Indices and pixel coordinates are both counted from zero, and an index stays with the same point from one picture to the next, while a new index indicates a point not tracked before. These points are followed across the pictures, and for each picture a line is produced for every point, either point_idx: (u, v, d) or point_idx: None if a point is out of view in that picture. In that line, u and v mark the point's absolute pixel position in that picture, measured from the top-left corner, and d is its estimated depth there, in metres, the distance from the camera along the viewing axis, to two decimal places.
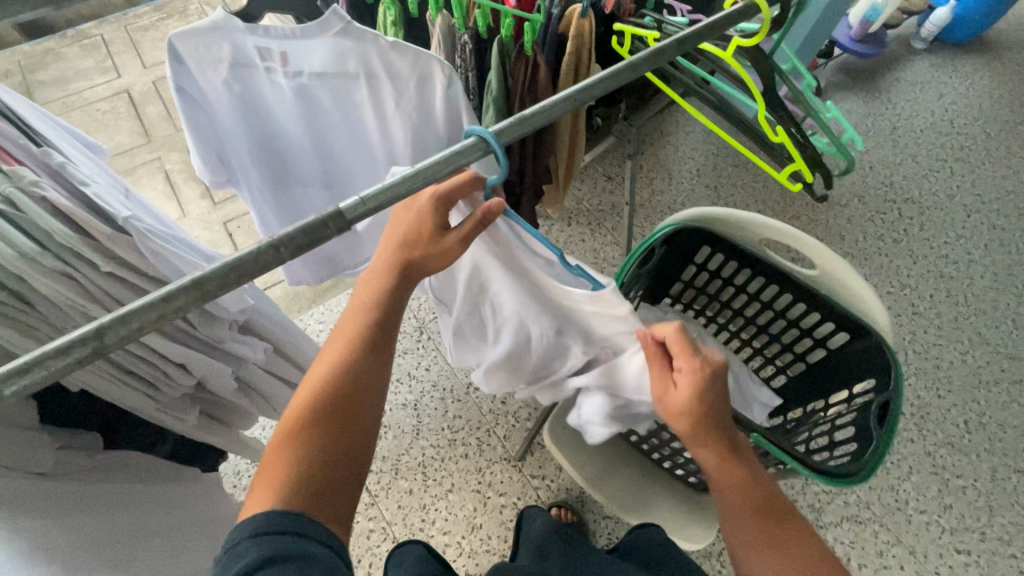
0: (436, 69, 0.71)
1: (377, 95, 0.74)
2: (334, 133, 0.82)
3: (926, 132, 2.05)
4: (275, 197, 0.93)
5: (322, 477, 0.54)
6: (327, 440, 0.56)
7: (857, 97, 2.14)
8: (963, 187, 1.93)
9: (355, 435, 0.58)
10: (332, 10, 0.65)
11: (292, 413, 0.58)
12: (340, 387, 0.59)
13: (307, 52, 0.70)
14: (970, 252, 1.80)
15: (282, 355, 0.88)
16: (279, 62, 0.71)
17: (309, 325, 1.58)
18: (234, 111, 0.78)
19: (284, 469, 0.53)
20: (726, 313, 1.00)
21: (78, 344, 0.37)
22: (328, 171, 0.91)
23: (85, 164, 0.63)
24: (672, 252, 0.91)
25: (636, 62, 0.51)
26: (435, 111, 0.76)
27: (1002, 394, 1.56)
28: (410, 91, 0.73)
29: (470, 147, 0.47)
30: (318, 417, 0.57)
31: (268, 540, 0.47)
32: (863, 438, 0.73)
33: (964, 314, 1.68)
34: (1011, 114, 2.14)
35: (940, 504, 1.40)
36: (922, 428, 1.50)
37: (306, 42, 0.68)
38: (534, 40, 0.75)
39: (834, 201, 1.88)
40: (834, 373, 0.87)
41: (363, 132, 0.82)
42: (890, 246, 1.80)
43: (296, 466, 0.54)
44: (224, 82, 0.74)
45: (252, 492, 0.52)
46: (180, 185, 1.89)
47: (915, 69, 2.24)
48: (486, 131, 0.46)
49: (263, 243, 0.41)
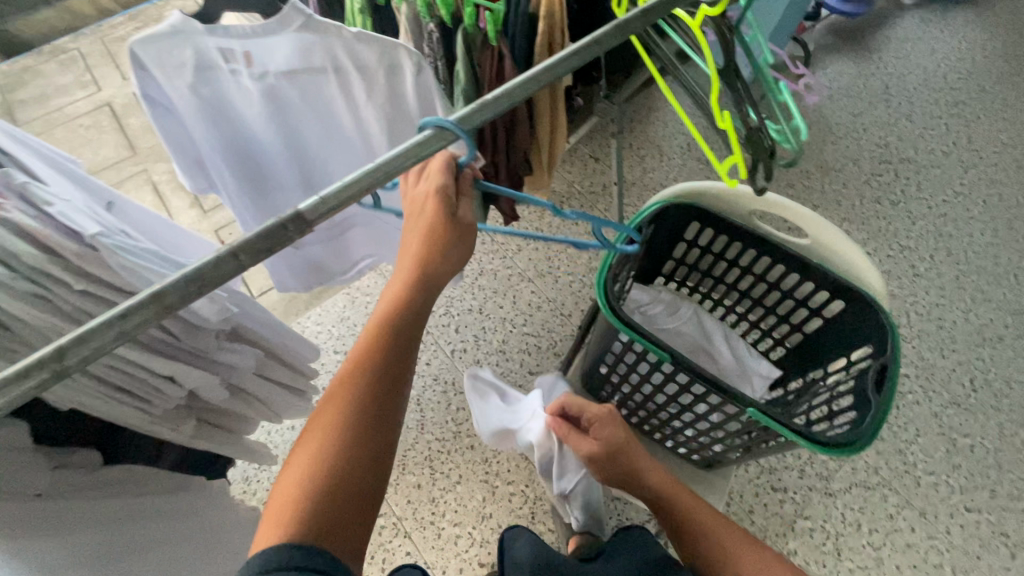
0: (404, 56, 0.70)
1: (347, 89, 0.74)
2: (312, 131, 0.83)
3: (919, 90, 2.01)
4: (254, 201, 0.92)
5: (340, 493, 0.54)
6: (350, 455, 0.56)
7: (847, 58, 2.09)
8: (959, 143, 1.90)
9: (376, 450, 0.58)
10: (290, 6, 0.65)
11: (317, 419, 0.58)
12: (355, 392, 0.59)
13: (271, 51, 0.69)
14: (969, 209, 1.77)
15: (275, 359, 0.88)
16: (243, 63, 0.71)
17: (306, 327, 1.58)
18: (202, 117, 0.77)
19: (296, 485, 0.53)
20: (719, 288, 0.99)
21: (38, 367, 0.37)
22: (306, 171, 0.90)
23: (56, 182, 0.62)
24: (660, 230, 0.90)
25: (601, 35, 0.49)
26: (407, 99, 0.75)
27: (1007, 351, 1.54)
28: (380, 82, 0.72)
29: (431, 136, 0.45)
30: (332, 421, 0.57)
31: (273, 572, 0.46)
32: (861, 406, 0.72)
33: (966, 273, 1.66)
34: (1005, 65, 2.09)
35: (949, 464, 1.40)
36: (928, 389, 1.49)
37: (269, 39, 0.68)
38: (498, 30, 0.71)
39: (829, 165, 1.85)
40: (830, 341, 0.86)
41: (339, 125, 0.82)
42: (888, 209, 1.77)
43: (321, 476, 0.54)
44: (190, 88, 0.73)
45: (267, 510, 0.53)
46: (169, 195, 1.88)
47: (904, 25, 2.19)
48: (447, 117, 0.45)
49: (222, 251, 0.41)
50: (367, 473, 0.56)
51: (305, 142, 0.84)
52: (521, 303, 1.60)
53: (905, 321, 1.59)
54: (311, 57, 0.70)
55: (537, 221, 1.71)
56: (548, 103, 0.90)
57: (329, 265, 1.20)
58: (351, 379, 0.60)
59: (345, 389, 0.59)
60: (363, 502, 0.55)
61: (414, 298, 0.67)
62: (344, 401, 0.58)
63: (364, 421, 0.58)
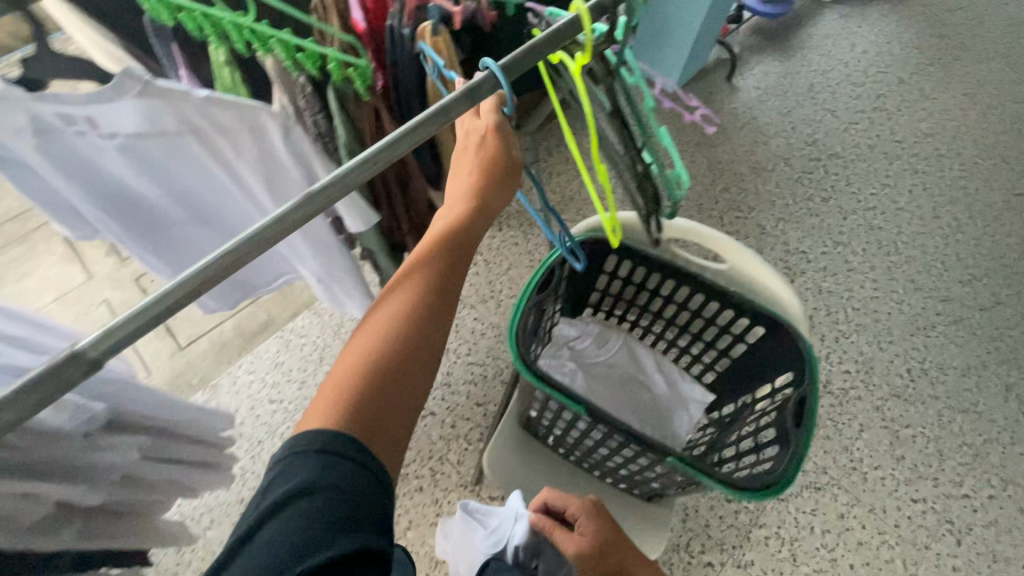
0: (269, 120, 0.64)
1: (213, 147, 0.67)
2: (193, 185, 0.78)
3: (842, 86, 2.06)
4: (147, 243, 0.85)
5: (374, 407, 0.52)
6: (387, 373, 0.54)
7: (772, 58, 2.13)
8: (882, 135, 1.95)
9: (410, 374, 0.56)
10: (122, 74, 0.57)
11: (371, 319, 0.57)
12: (417, 306, 0.58)
13: (116, 114, 0.62)
14: (896, 200, 1.82)
15: (177, 439, 0.81)
16: (89, 124, 0.63)
17: (239, 377, 1.49)
18: (59, 175, 0.70)
19: (348, 382, 0.53)
20: (646, 316, 0.97)
21: None
22: (197, 209, 0.83)
23: None
24: (577, 266, 0.87)
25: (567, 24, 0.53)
26: (281, 157, 0.69)
27: (939, 338, 1.59)
28: (248, 141, 0.66)
29: (482, 83, 0.52)
30: (394, 332, 0.56)
31: (315, 461, 0.46)
32: (783, 441, 0.71)
33: (897, 264, 1.71)
34: (919, 56, 2.17)
35: (893, 456, 1.43)
36: (869, 383, 1.52)
37: (109, 105, 0.61)
38: (367, 86, 0.69)
39: (762, 166, 1.87)
40: (757, 367, 0.85)
41: (219, 183, 0.77)
42: (820, 205, 1.80)
43: (361, 385, 0.52)
44: (33, 151, 0.65)
45: (315, 401, 0.52)
46: (83, 245, 1.76)
47: (824, 22, 2.24)
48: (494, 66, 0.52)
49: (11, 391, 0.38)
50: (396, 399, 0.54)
51: (188, 193, 0.79)
52: (463, 331, 1.55)
53: (843, 317, 1.62)
54: (165, 122, 0.64)
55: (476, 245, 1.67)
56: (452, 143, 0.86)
57: (253, 280, 1.12)
58: (405, 295, 0.59)
59: (399, 298, 0.58)
60: (393, 428, 0.53)
61: (471, 226, 0.65)
62: (393, 315, 0.57)
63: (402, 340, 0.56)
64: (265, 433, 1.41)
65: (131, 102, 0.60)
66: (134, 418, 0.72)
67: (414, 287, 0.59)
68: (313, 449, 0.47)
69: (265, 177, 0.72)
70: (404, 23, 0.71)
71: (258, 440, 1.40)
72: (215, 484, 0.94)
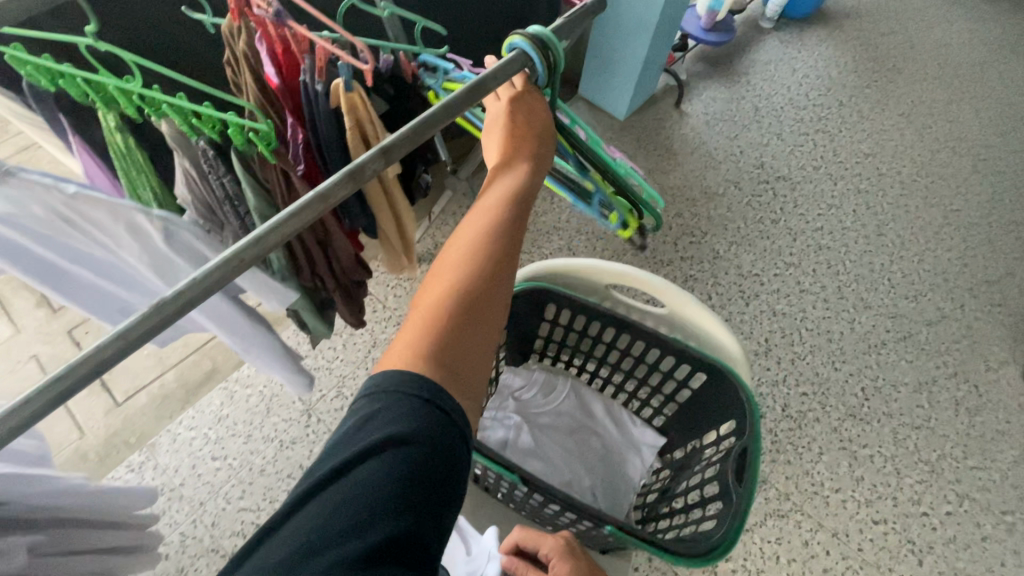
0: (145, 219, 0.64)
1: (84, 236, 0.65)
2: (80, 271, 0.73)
3: (785, 110, 2.12)
4: None
5: (454, 354, 0.48)
6: (459, 323, 0.50)
7: (718, 84, 2.18)
8: (826, 157, 2.01)
9: (479, 324, 0.51)
10: None
11: (442, 264, 0.53)
12: (485, 252, 0.54)
13: None
14: (842, 220, 1.87)
15: (84, 526, 0.74)
16: None
17: (179, 433, 1.41)
18: None
19: (421, 329, 0.48)
20: (592, 361, 0.95)
21: None
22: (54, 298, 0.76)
23: None
24: (515, 316, 0.85)
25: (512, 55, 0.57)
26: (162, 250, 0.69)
27: (890, 355, 1.62)
28: (122, 235, 0.65)
29: (513, 60, 0.57)
30: (464, 278, 0.52)
31: (384, 419, 0.42)
32: (725, 497, 0.69)
33: (846, 283, 1.74)
34: (856, 79, 2.26)
35: (853, 478, 1.43)
36: (825, 404, 1.53)
37: None
38: (273, 149, 0.68)
39: (713, 190, 1.90)
40: (701, 412, 0.83)
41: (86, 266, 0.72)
42: (770, 228, 1.84)
43: (436, 329, 0.48)
44: None
45: (388, 350, 0.48)
46: (9, 297, 1.65)
47: (766, 49, 2.32)
48: (524, 46, 0.58)
49: None
50: (463, 353, 0.50)
51: (80, 285, 0.75)
52: None
53: (797, 338, 1.63)
54: (32, 214, 0.61)
55: None
56: (379, 195, 0.83)
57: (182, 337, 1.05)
58: (469, 245, 0.54)
59: (467, 246, 0.54)
60: (461, 377, 0.48)
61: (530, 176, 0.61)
62: (461, 262, 0.53)
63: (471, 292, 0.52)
64: (207, 493, 1.33)
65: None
66: (26, 513, 0.65)
67: (477, 234, 0.55)
68: (387, 401, 0.43)
69: (154, 260, 0.72)
70: (315, 81, 0.69)
71: (200, 501, 1.32)
72: (138, 568, 0.86)
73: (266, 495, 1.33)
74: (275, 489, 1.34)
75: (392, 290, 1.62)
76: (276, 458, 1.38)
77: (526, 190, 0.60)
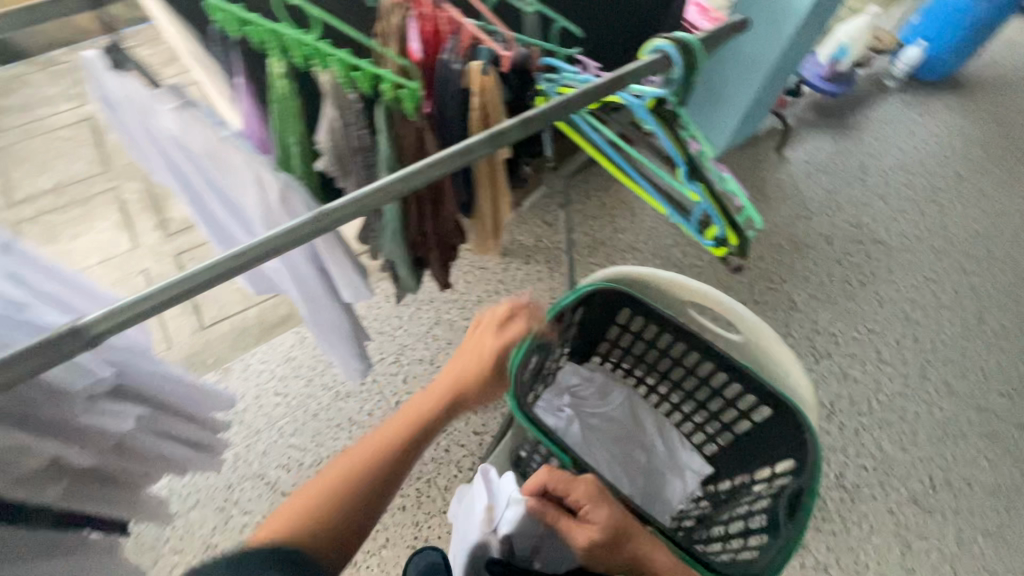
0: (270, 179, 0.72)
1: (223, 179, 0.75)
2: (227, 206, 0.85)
3: (896, 173, 2.02)
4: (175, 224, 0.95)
5: (333, 514, 0.58)
6: (360, 489, 0.61)
7: (826, 135, 2.11)
8: (932, 229, 1.89)
9: (377, 494, 0.62)
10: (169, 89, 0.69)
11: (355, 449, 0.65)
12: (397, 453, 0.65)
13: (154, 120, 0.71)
14: (939, 297, 1.75)
15: (171, 413, 0.84)
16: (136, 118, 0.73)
17: (251, 364, 1.53)
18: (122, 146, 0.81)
19: (318, 489, 0.60)
20: (653, 375, 0.95)
21: None
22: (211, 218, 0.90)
23: None
24: (589, 313, 0.87)
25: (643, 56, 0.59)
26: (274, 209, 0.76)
27: (969, 449, 1.49)
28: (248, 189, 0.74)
29: (649, 63, 0.57)
30: (376, 466, 0.63)
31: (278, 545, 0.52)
32: (770, 530, 0.68)
33: (932, 363, 1.63)
34: (981, 155, 2.11)
35: (902, 568, 1.33)
36: (886, 483, 1.43)
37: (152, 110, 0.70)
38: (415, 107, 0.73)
39: (801, 240, 1.84)
40: (757, 447, 0.82)
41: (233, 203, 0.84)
42: (857, 289, 1.75)
43: (332, 488, 0.60)
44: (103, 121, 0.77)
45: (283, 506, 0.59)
46: (135, 215, 1.86)
47: (885, 108, 2.22)
48: (670, 47, 0.56)
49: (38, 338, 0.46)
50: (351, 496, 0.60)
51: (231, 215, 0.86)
52: None
53: (866, 408, 1.54)
54: (195, 146, 0.71)
55: (500, 274, 1.69)
56: (484, 173, 0.89)
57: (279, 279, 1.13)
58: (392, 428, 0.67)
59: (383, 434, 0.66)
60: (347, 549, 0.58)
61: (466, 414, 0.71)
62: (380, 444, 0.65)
63: (379, 467, 0.63)
64: (264, 424, 1.43)
65: (170, 116, 0.69)
66: (135, 385, 0.75)
67: (403, 416, 0.68)
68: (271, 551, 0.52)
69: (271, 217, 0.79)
70: (454, 60, 0.75)
71: (256, 430, 1.43)
72: (203, 466, 0.96)
73: (314, 438, 1.42)
74: (323, 435, 1.43)
75: (463, 275, 1.68)
76: (330, 406, 1.47)
77: (465, 389, 0.72)
